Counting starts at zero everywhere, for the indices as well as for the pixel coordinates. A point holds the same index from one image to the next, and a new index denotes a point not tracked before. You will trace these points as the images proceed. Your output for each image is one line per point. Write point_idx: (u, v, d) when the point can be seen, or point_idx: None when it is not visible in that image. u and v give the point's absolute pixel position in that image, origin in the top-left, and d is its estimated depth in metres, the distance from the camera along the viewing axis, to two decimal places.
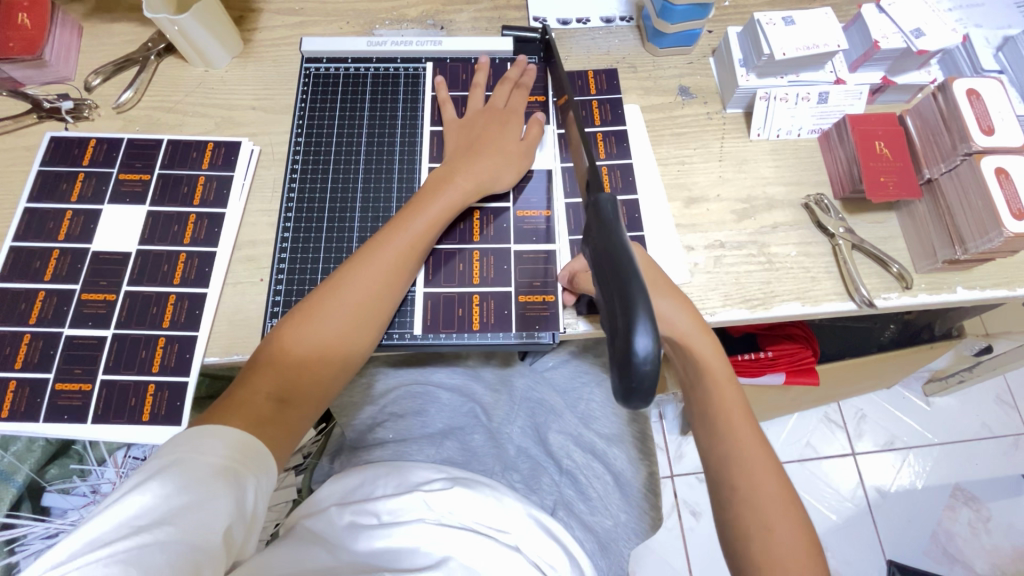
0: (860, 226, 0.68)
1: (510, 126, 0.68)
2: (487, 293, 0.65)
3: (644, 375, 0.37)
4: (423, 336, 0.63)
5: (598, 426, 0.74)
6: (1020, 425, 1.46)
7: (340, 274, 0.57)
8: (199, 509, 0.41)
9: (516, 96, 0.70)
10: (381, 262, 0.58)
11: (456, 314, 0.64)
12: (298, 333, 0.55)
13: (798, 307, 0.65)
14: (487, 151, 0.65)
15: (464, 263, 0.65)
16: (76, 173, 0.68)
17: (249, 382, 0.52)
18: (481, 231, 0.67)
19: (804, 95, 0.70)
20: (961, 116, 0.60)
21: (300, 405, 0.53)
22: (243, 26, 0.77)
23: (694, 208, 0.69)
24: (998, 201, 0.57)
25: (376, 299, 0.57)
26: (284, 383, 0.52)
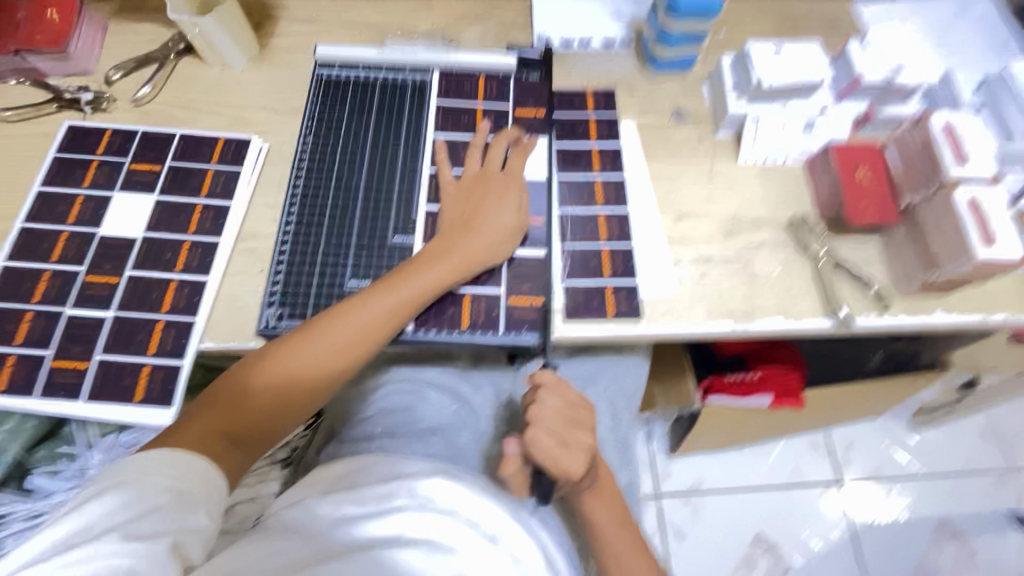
0: (845, 248, 0.70)
1: (506, 200, 0.69)
2: (479, 293, 0.67)
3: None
4: (413, 330, 0.65)
5: None
6: (1007, 462, 1.46)
7: (313, 327, 0.61)
8: (152, 517, 0.46)
9: (514, 161, 0.72)
10: (347, 328, 0.61)
11: (447, 312, 0.66)
12: (260, 378, 0.59)
13: (779, 323, 0.67)
14: (481, 231, 0.66)
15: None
16: (91, 160, 0.71)
17: (209, 415, 0.57)
18: None
19: (791, 122, 0.73)
20: (938, 148, 0.63)
21: (251, 445, 0.58)
22: (262, 31, 0.81)
23: (683, 224, 0.72)
24: (970, 229, 0.60)
25: (339, 362, 0.61)
26: (236, 425, 0.57)
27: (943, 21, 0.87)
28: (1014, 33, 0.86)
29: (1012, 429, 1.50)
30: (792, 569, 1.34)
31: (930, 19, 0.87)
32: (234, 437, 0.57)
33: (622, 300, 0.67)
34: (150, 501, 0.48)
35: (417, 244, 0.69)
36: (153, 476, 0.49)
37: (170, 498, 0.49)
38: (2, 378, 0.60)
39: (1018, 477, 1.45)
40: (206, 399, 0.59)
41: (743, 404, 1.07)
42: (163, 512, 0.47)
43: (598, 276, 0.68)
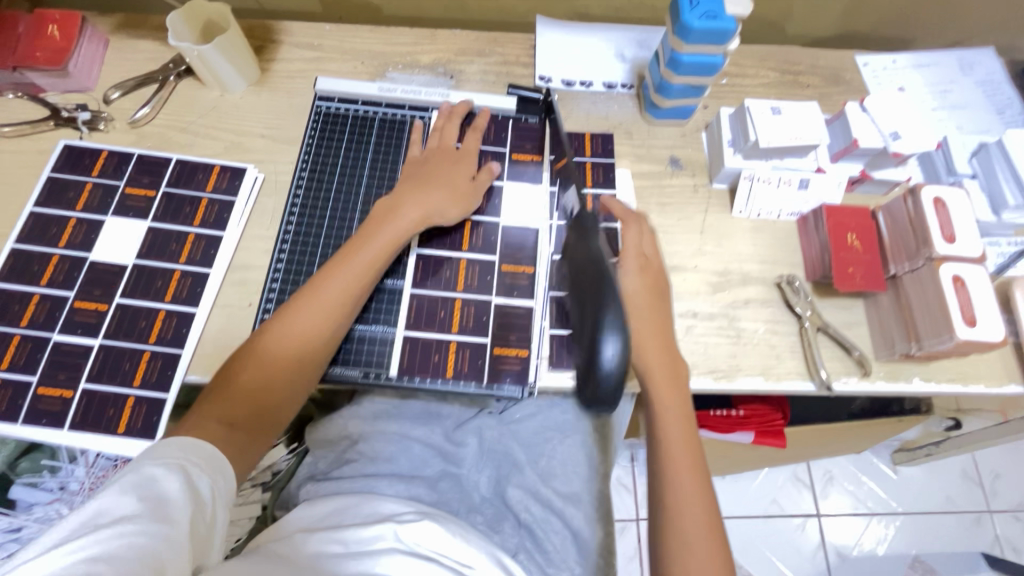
0: (829, 309, 0.71)
1: (460, 165, 0.70)
2: (464, 342, 0.67)
3: (611, 373, 0.54)
4: (399, 378, 0.65)
5: (556, 484, 0.75)
6: (983, 503, 1.48)
7: (289, 305, 0.61)
8: (167, 504, 0.45)
9: (470, 138, 0.73)
10: (316, 301, 0.60)
11: (432, 359, 0.66)
12: (243, 368, 0.58)
13: (760, 382, 0.68)
14: (432, 185, 0.68)
15: (445, 310, 0.68)
16: (84, 183, 0.71)
17: (202, 410, 0.55)
18: (466, 282, 0.69)
19: (786, 180, 0.73)
20: (926, 223, 0.63)
21: (252, 428, 0.56)
22: (263, 55, 0.81)
23: (671, 276, 0.72)
24: (952, 308, 0.60)
25: (319, 322, 0.60)
26: (232, 411, 0.56)
27: (945, 79, 0.87)
28: (1014, 95, 0.86)
29: (992, 470, 1.51)
30: None
31: (932, 76, 0.87)
32: (230, 421, 0.55)
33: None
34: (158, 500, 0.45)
35: (406, 289, 0.68)
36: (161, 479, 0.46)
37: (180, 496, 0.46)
38: None
39: (994, 518, 1.47)
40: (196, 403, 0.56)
41: (726, 440, 1.08)
42: (175, 501, 0.46)
43: None
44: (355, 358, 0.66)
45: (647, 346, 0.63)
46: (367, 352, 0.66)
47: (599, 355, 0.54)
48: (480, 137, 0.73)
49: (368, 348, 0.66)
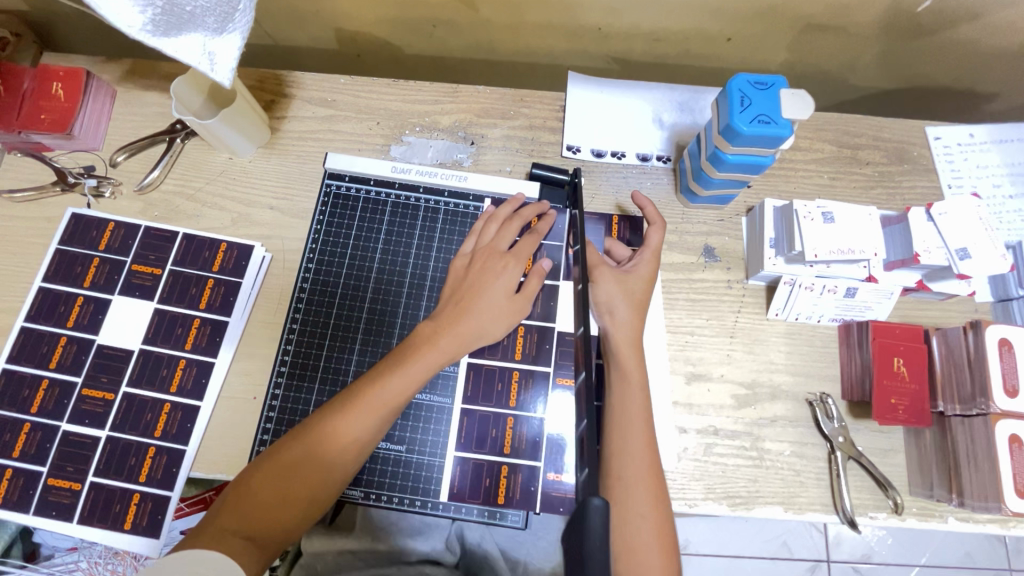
0: (861, 433, 0.66)
1: (506, 275, 0.65)
2: (516, 465, 0.61)
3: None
4: (446, 506, 0.61)
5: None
6: (1005, 562, 1.42)
7: (319, 418, 0.58)
8: None
9: (526, 241, 0.67)
10: (350, 419, 0.58)
11: (483, 485, 0.61)
12: (266, 477, 0.56)
13: (780, 511, 0.64)
14: (481, 306, 0.63)
15: (497, 430, 0.62)
16: (92, 257, 0.69)
17: (216, 518, 0.53)
18: (513, 445, 0.62)
19: (831, 287, 0.66)
20: (987, 366, 0.57)
21: (263, 544, 0.53)
22: (274, 112, 0.76)
23: (694, 385, 0.68)
24: (1005, 473, 0.55)
25: (346, 448, 0.58)
26: (249, 522, 0.53)
27: None
28: None
29: None
30: None
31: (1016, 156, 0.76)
32: (249, 534, 0.53)
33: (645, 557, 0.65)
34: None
35: (455, 407, 0.63)
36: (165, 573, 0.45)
37: None
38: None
39: None
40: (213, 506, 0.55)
41: None
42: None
43: None
44: (379, 484, 0.61)
45: (631, 461, 0.58)
46: (390, 475, 0.61)
47: None
48: (536, 243, 0.67)
49: (394, 474, 0.61)
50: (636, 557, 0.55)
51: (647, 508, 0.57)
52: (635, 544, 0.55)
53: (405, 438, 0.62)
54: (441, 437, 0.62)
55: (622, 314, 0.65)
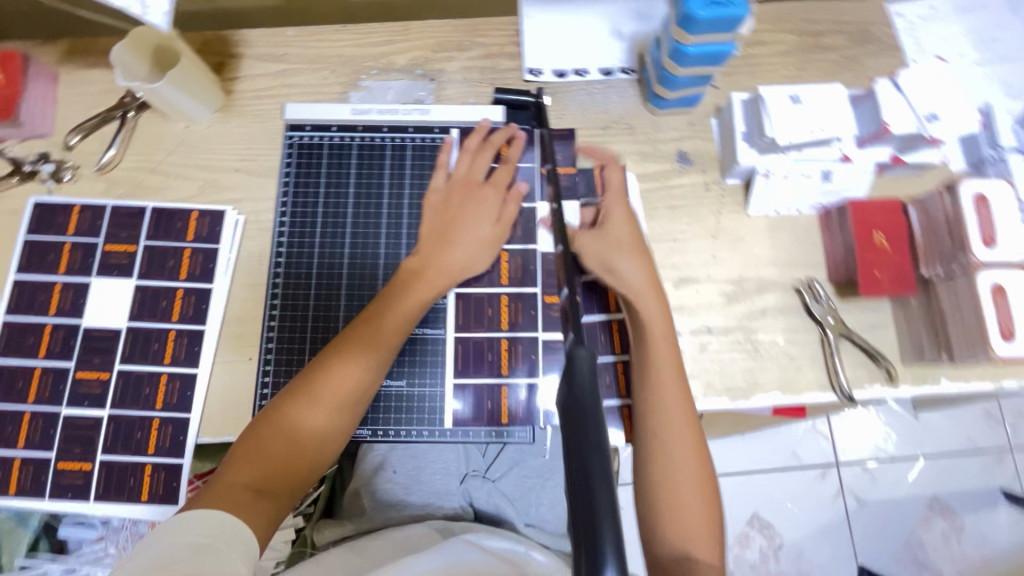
0: (851, 313, 0.67)
1: (485, 205, 0.65)
2: (516, 385, 0.63)
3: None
4: (452, 430, 0.62)
5: (546, 524, 0.78)
6: (1005, 441, 1.47)
7: (317, 368, 0.59)
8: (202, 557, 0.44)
9: (500, 169, 0.67)
10: (349, 364, 0.58)
11: (486, 407, 0.62)
12: (275, 428, 0.56)
13: (779, 395, 0.66)
14: (462, 239, 0.63)
15: (493, 353, 0.63)
16: (63, 243, 0.68)
17: (226, 475, 0.54)
18: (510, 364, 0.63)
19: (806, 172, 0.65)
20: (964, 223, 0.58)
21: (275, 496, 0.54)
22: (224, 74, 0.74)
23: (683, 289, 0.68)
24: (990, 321, 0.56)
25: (350, 392, 0.58)
26: (260, 475, 0.54)
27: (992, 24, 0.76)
28: None
29: (1015, 408, 1.49)
30: (783, 544, 1.42)
31: (977, 23, 0.76)
32: (259, 488, 0.53)
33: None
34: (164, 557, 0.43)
35: (449, 337, 0.64)
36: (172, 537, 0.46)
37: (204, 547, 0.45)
38: (11, 482, 0.62)
39: (1016, 456, 1.46)
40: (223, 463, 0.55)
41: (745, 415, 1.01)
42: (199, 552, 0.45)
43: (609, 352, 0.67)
44: (385, 420, 0.62)
45: (670, 426, 0.59)
46: (395, 411, 0.63)
47: None
48: (511, 171, 0.67)
49: (398, 409, 0.62)
50: (677, 511, 0.57)
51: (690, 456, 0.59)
52: (676, 501, 0.57)
53: (404, 373, 0.63)
54: (439, 367, 0.63)
55: (631, 267, 0.64)
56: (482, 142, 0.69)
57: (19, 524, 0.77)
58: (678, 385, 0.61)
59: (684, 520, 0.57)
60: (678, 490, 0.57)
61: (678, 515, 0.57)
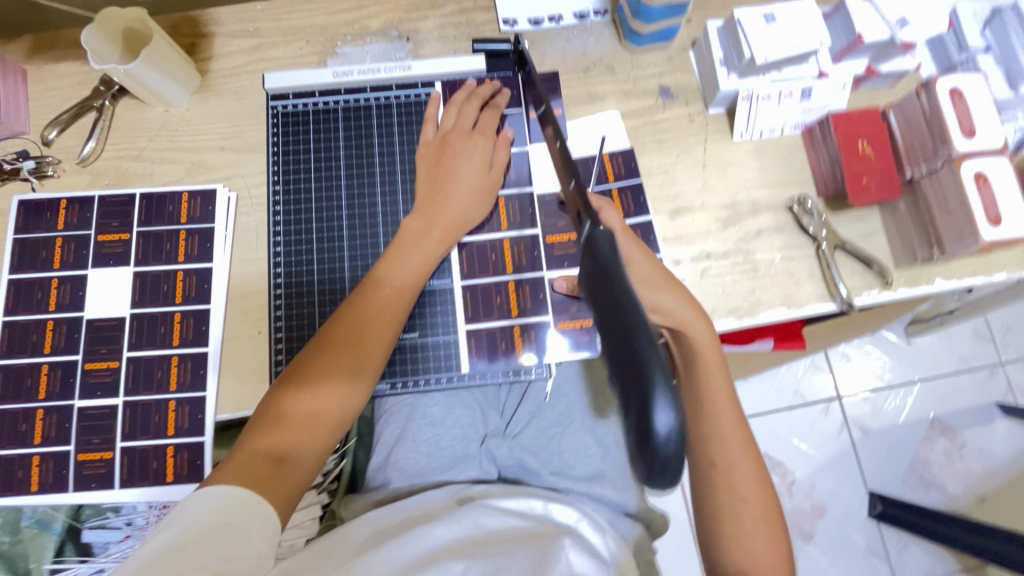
0: (843, 225, 0.69)
1: (478, 154, 0.65)
2: (527, 324, 0.64)
3: (669, 458, 0.31)
4: (470, 374, 0.63)
5: (574, 471, 0.78)
6: (996, 356, 1.52)
7: (330, 330, 0.59)
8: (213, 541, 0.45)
9: (487, 116, 0.67)
10: (364, 326, 0.59)
11: (500, 348, 0.64)
12: (293, 393, 0.56)
13: (783, 311, 0.67)
14: (460, 190, 0.63)
15: (502, 295, 0.64)
16: (54, 238, 0.67)
17: (249, 443, 0.54)
18: (519, 305, 0.64)
19: (787, 92, 0.67)
20: (944, 117, 0.60)
21: (298, 462, 0.54)
22: (198, 55, 0.73)
23: (679, 219, 0.69)
24: (976, 208, 0.58)
25: (366, 352, 0.58)
26: (283, 442, 0.54)
27: None
28: None
29: (1003, 324, 1.53)
30: (795, 480, 1.45)
31: None
32: (281, 454, 0.54)
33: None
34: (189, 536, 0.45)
35: (456, 285, 0.65)
36: (193, 511, 0.47)
37: (216, 527, 0.46)
38: (32, 479, 0.62)
39: (1007, 369, 1.51)
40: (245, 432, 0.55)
41: (746, 351, 1.01)
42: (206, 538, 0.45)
43: None
44: (404, 371, 0.64)
45: (731, 461, 0.62)
46: (412, 361, 0.64)
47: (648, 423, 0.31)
48: (498, 115, 0.68)
49: (416, 359, 0.64)
50: (743, 542, 0.60)
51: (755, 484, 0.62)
52: (743, 533, 0.60)
53: (416, 325, 0.64)
54: (449, 315, 0.64)
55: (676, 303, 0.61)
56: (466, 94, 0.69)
57: (42, 530, 0.78)
58: (734, 421, 0.63)
59: (751, 534, 0.60)
60: (748, 511, 0.61)
61: (747, 536, 0.60)
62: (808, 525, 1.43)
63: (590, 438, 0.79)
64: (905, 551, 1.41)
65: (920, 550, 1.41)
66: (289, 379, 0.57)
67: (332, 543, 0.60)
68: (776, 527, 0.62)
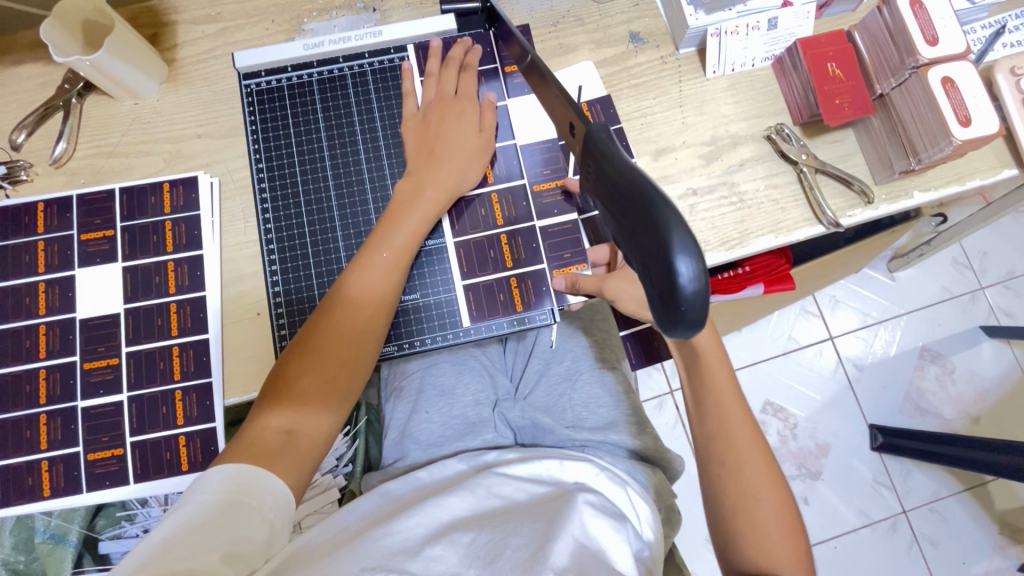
0: (821, 148, 0.70)
1: (464, 116, 0.65)
2: (523, 273, 0.65)
3: (694, 302, 0.34)
4: (474, 327, 0.64)
5: (588, 423, 0.78)
6: (976, 282, 1.57)
7: (329, 301, 0.59)
8: (221, 526, 0.45)
9: (465, 79, 0.67)
10: (363, 295, 0.58)
11: (499, 300, 0.64)
12: (298, 366, 0.56)
13: (773, 239, 0.69)
14: (449, 153, 0.63)
15: (495, 248, 0.65)
16: (36, 242, 0.66)
17: (259, 418, 0.54)
18: (513, 256, 0.65)
19: (753, 24, 0.68)
20: (907, 28, 0.61)
21: (306, 434, 0.54)
22: (161, 45, 0.71)
23: (663, 159, 0.70)
24: (946, 111, 0.60)
25: (367, 320, 0.58)
26: (291, 415, 0.54)
27: None
28: None
29: (979, 250, 1.58)
30: (798, 422, 1.48)
31: None
32: (290, 428, 0.54)
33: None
34: (200, 516, 0.46)
35: (450, 244, 0.65)
36: (201, 492, 0.47)
37: (220, 512, 0.46)
38: (44, 483, 0.61)
39: (987, 293, 1.56)
40: (253, 407, 0.55)
41: (738, 298, 1.03)
42: (211, 526, 0.45)
43: None
44: (409, 332, 0.64)
45: (738, 449, 0.60)
46: (416, 322, 0.64)
47: (670, 276, 0.34)
48: (475, 77, 0.67)
49: (421, 319, 0.64)
50: (759, 533, 0.58)
51: (770, 484, 0.59)
52: (757, 522, 0.58)
53: (416, 286, 0.64)
54: (447, 273, 0.65)
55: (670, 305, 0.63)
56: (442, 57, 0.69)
57: (59, 543, 0.76)
58: (739, 409, 0.62)
59: (769, 532, 0.57)
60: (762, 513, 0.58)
61: (764, 533, 0.58)
62: (815, 464, 1.46)
63: (599, 388, 0.82)
64: (909, 478, 1.45)
65: (923, 475, 1.45)
66: (291, 359, 0.57)
67: (351, 518, 0.58)
68: (791, 514, 0.59)
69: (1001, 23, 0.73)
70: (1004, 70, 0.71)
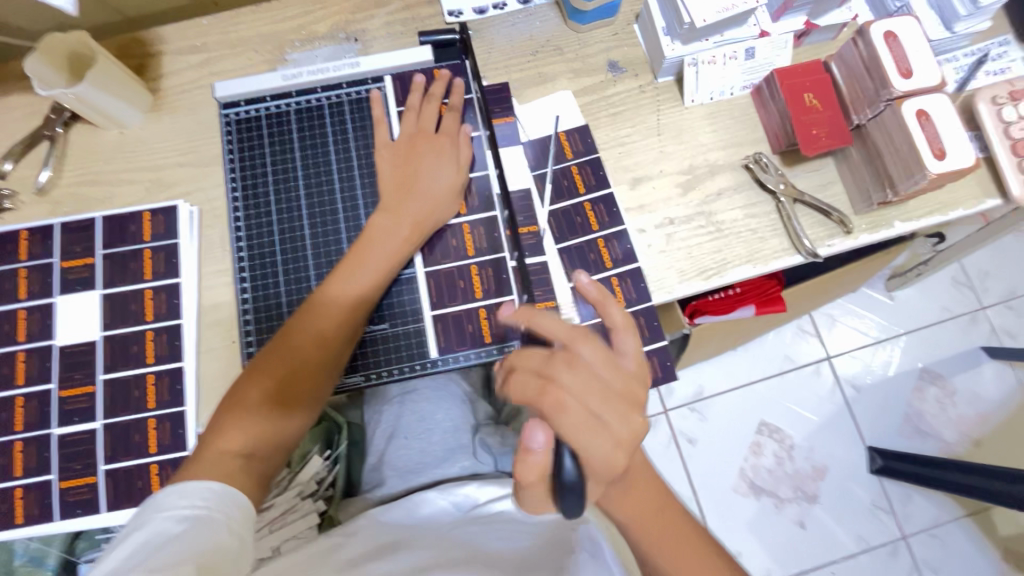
0: (799, 177, 0.70)
1: (441, 154, 0.66)
2: (493, 306, 0.66)
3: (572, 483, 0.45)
4: (443, 359, 0.65)
5: None
6: (976, 302, 1.54)
7: (295, 328, 0.59)
8: (191, 536, 0.43)
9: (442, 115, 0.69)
10: (327, 325, 0.59)
11: (468, 332, 0.65)
12: (257, 393, 0.56)
13: (749, 269, 0.68)
14: (424, 189, 0.64)
15: (465, 280, 0.66)
16: (18, 269, 0.66)
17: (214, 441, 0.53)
18: (483, 287, 0.66)
19: (731, 54, 0.68)
20: (881, 62, 0.61)
21: (264, 459, 0.54)
22: (147, 75, 0.73)
23: (640, 189, 0.70)
24: (920, 143, 0.60)
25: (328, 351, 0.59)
26: (250, 439, 0.54)
27: None
28: None
29: (979, 269, 1.56)
30: (794, 444, 1.46)
31: None
32: (248, 452, 0.53)
33: (654, 365, 0.68)
34: (170, 532, 0.43)
35: (421, 275, 0.67)
36: (167, 509, 0.45)
37: (188, 527, 0.44)
38: (17, 511, 0.61)
39: (988, 313, 1.54)
40: (209, 431, 0.54)
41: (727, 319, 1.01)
42: (183, 538, 0.43)
43: (600, 269, 0.68)
44: (375, 363, 0.65)
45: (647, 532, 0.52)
46: (385, 352, 0.66)
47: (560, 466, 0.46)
48: (458, 116, 0.69)
49: (390, 350, 0.65)
50: None
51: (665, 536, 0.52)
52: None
53: (387, 317, 0.66)
54: (417, 305, 0.66)
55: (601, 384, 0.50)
56: (422, 93, 0.70)
57: (37, 566, 0.76)
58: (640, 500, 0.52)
59: None
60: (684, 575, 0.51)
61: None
62: (812, 487, 1.43)
63: None
64: (909, 502, 1.42)
65: (923, 499, 1.42)
66: (247, 387, 0.56)
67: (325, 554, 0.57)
68: None
69: (983, 51, 0.73)
70: (985, 99, 0.69)
